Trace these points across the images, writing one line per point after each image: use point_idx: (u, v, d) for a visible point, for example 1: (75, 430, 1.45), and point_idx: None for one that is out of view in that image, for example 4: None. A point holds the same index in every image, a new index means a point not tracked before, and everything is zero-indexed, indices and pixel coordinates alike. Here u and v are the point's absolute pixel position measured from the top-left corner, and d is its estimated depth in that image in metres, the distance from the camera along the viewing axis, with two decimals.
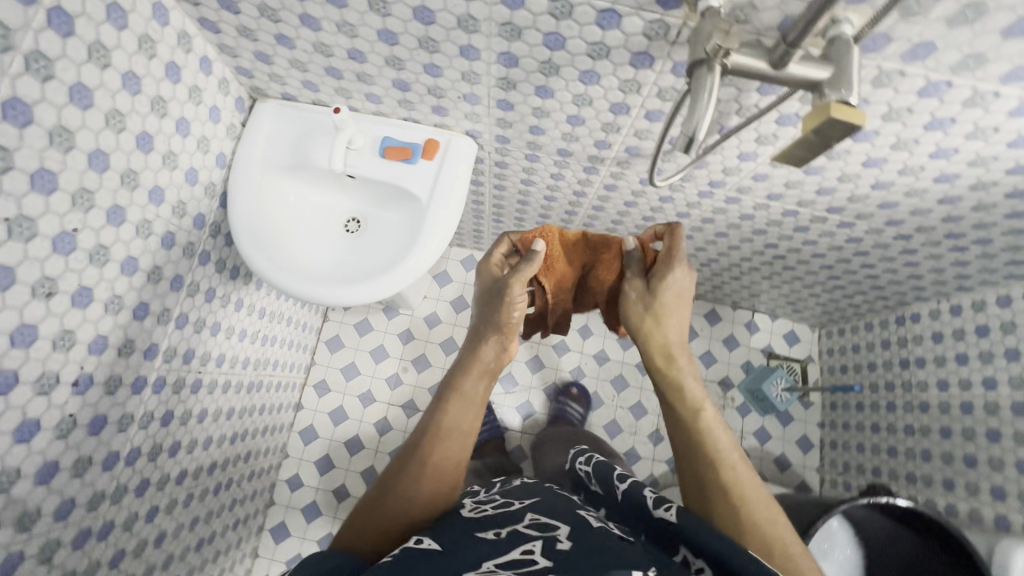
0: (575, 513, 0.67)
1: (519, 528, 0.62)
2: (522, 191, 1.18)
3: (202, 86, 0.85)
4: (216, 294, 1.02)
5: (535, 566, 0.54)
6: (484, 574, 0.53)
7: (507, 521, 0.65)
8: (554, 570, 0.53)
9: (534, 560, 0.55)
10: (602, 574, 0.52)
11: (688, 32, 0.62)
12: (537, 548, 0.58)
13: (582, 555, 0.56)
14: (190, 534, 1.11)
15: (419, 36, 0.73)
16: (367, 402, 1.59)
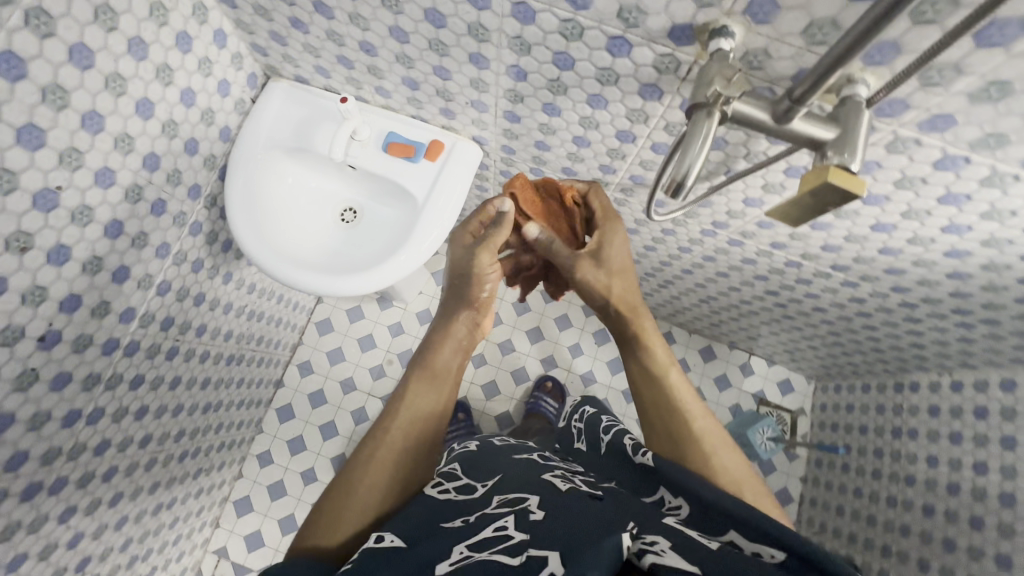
0: (541, 482, 0.68)
1: (488, 511, 0.62)
2: None
3: (214, 59, 0.85)
4: (204, 264, 1.02)
5: (512, 541, 0.55)
6: (461, 560, 0.53)
7: (472, 508, 0.63)
8: (533, 544, 0.54)
9: (510, 535, 0.56)
10: (586, 540, 0.52)
11: (698, 70, 0.60)
12: (510, 523, 0.58)
13: (559, 521, 0.57)
14: (148, 498, 1.12)
15: (429, 37, 0.72)
16: (348, 389, 1.59)
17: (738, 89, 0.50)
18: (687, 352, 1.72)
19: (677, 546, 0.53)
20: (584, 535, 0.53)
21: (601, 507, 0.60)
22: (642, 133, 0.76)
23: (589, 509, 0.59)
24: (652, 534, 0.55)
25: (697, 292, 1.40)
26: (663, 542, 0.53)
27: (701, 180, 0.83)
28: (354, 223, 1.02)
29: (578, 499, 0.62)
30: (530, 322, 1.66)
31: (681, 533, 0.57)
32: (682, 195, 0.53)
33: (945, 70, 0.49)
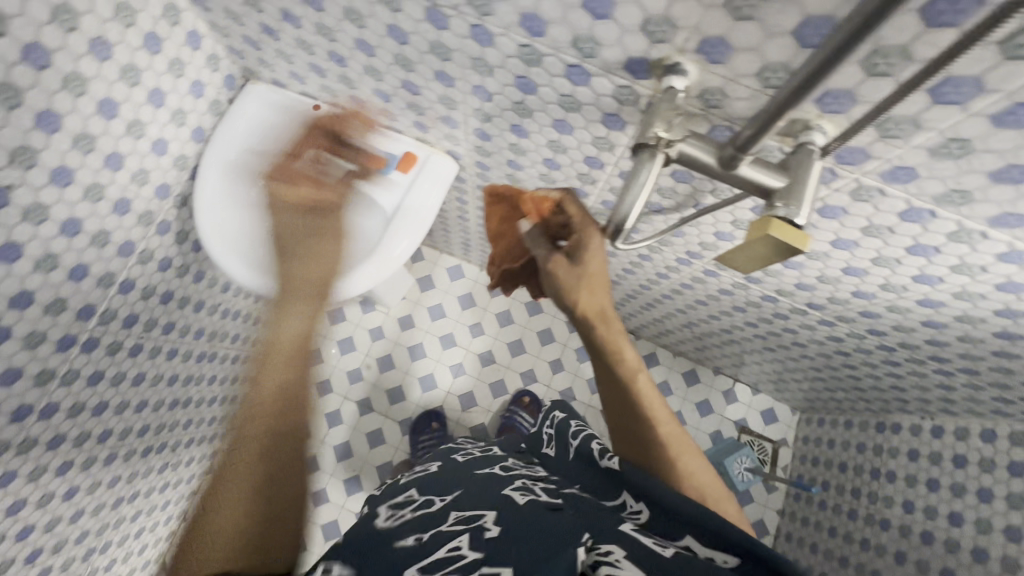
0: (500, 496, 0.63)
1: (443, 528, 0.57)
2: None
3: (186, 60, 0.85)
4: (172, 263, 1.01)
5: (464, 560, 0.51)
6: None
7: (427, 526, 0.58)
8: (488, 563, 0.50)
9: (463, 554, 0.51)
10: (542, 560, 0.48)
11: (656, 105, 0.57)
12: (464, 543, 0.53)
13: (515, 537, 0.52)
14: (108, 492, 1.12)
15: (394, 52, 0.71)
16: (324, 391, 1.58)
17: (679, 132, 0.48)
18: (670, 374, 1.70)
19: (633, 554, 0.50)
20: (540, 553, 0.49)
21: (559, 517, 0.56)
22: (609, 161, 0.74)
23: (546, 521, 0.55)
24: (608, 543, 0.52)
25: (679, 316, 1.37)
26: (618, 551, 0.50)
27: (671, 210, 0.80)
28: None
29: (535, 512, 0.57)
30: (511, 335, 1.64)
31: (639, 541, 0.53)
32: (624, 236, 0.52)
33: (902, 124, 0.47)
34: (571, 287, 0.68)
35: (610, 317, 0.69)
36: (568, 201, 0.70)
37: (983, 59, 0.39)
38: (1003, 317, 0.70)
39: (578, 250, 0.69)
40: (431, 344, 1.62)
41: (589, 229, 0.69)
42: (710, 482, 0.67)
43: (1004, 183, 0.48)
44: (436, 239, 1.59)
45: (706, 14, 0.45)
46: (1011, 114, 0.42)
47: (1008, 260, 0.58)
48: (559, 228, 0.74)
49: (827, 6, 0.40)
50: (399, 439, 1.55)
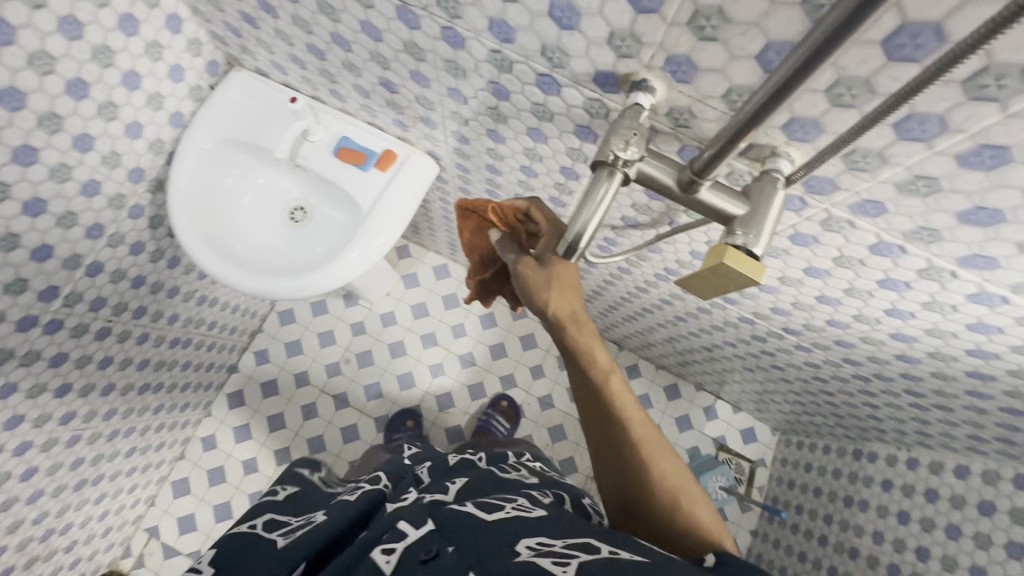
0: (364, 560, 0.52)
1: None
2: None
3: (165, 44, 0.83)
4: (146, 247, 1.00)
5: None
6: None
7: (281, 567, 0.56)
8: None
9: None
10: None
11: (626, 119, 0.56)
12: None
13: None
14: (70, 473, 1.11)
15: (369, 49, 0.69)
16: (301, 382, 1.57)
17: (638, 151, 0.46)
18: (651, 387, 1.68)
19: None
20: None
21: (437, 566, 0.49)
22: (584, 173, 0.72)
23: None
24: None
25: (662, 330, 1.36)
26: None
27: (648, 226, 0.79)
28: (303, 222, 1.00)
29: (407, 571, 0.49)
30: (494, 337, 1.63)
31: (538, 568, 0.45)
32: (578, 254, 0.50)
33: (869, 156, 0.46)
34: (541, 289, 0.66)
35: (582, 319, 0.67)
36: (536, 207, 0.66)
37: (946, 97, 0.37)
38: (975, 356, 0.68)
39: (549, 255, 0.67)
40: (413, 342, 1.61)
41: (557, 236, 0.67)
42: (684, 487, 0.64)
43: (972, 225, 0.47)
44: (423, 237, 1.57)
45: (670, 32, 0.43)
46: (976, 155, 0.40)
47: (977, 301, 0.57)
48: (529, 236, 0.71)
49: (788, 33, 0.38)
50: (374, 436, 1.54)
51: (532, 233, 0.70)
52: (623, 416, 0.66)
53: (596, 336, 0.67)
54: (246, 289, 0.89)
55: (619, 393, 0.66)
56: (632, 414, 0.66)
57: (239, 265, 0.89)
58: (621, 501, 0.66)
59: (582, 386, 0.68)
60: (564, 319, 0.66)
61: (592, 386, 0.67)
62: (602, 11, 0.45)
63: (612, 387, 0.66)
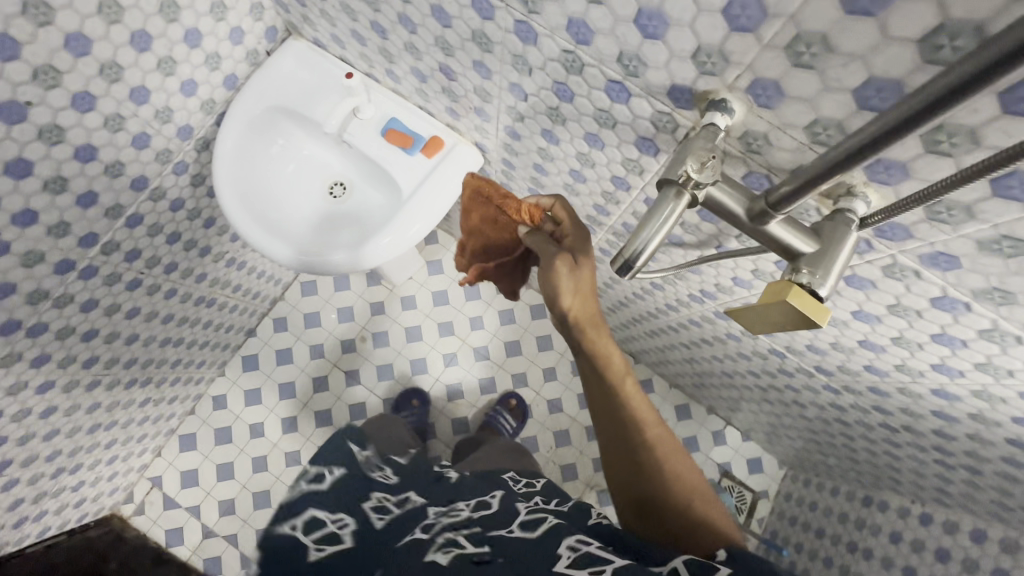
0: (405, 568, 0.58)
1: None
2: None
3: (229, 5, 0.83)
4: (185, 205, 1.00)
5: None
6: None
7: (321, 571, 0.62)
8: None
9: None
10: None
11: None
12: None
13: None
14: (86, 416, 1.13)
15: (435, 34, 0.68)
16: (316, 355, 1.57)
17: (712, 174, 0.44)
18: (662, 405, 1.66)
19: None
20: None
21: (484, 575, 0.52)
22: (636, 185, 0.71)
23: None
24: None
25: (683, 349, 1.33)
26: None
27: (692, 246, 0.77)
28: (339, 198, 0.99)
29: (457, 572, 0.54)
30: (511, 334, 1.62)
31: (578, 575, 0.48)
32: (633, 273, 0.48)
33: (954, 209, 0.43)
34: (564, 288, 0.65)
35: (600, 322, 0.66)
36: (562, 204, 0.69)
37: None
38: (1021, 425, 0.66)
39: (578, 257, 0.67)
40: (430, 329, 1.60)
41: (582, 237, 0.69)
42: (699, 487, 0.62)
43: None
44: (453, 225, 1.56)
45: (763, 55, 0.41)
46: None
47: None
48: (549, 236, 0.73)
49: (895, 71, 0.36)
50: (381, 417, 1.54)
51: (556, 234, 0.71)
52: (636, 418, 0.64)
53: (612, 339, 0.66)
54: (272, 256, 0.89)
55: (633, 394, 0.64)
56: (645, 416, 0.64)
57: (269, 230, 0.90)
58: (633, 502, 0.63)
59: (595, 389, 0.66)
60: (584, 321, 0.65)
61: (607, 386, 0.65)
62: (692, 25, 0.43)
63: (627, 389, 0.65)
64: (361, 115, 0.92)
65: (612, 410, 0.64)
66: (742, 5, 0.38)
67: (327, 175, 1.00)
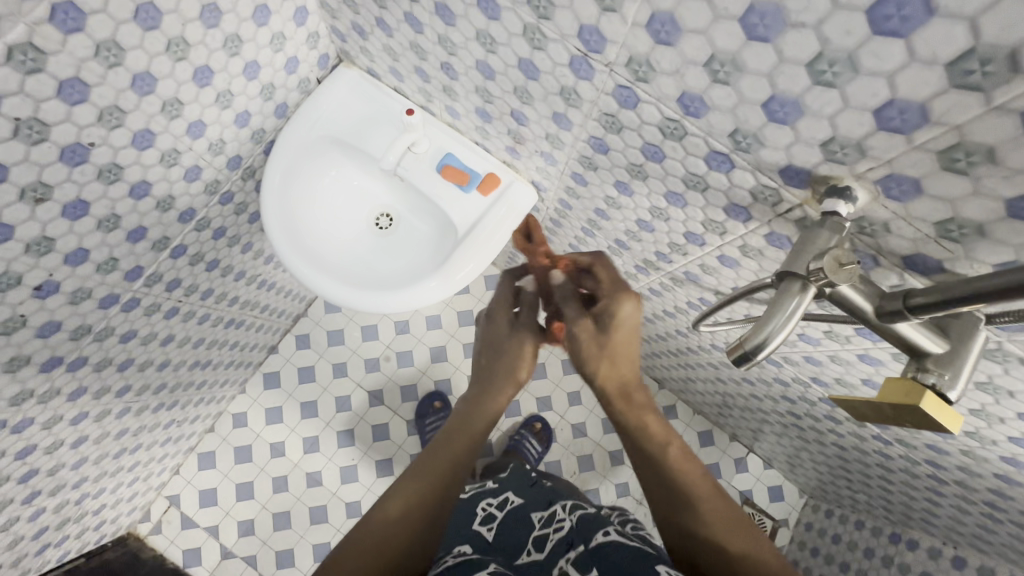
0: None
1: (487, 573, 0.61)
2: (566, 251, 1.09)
3: (289, 36, 0.80)
4: (226, 232, 0.97)
5: None
6: None
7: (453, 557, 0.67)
8: None
9: None
10: None
11: (799, 214, 0.53)
12: None
13: None
14: (113, 443, 1.11)
15: (516, 82, 0.66)
16: (338, 373, 1.55)
17: (850, 274, 0.42)
18: (685, 430, 1.66)
19: None
20: None
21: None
22: (713, 242, 0.69)
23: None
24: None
25: (716, 381, 1.33)
26: None
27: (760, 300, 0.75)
28: (385, 227, 0.98)
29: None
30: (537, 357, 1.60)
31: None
32: (749, 363, 0.45)
33: None
34: (590, 358, 0.65)
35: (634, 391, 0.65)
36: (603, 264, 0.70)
37: None
38: None
39: (606, 320, 0.66)
40: (455, 350, 1.58)
41: (612, 289, 0.68)
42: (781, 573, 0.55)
43: None
44: None
45: (909, 154, 0.40)
46: None
47: None
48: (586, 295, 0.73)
49: None
50: (403, 438, 1.52)
51: (590, 290, 0.72)
52: (686, 491, 0.59)
53: (648, 407, 0.64)
54: (320, 293, 0.86)
55: (677, 464, 0.60)
56: (698, 488, 0.59)
57: (319, 265, 0.87)
58: None
59: (638, 463, 0.63)
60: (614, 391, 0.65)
61: (648, 458, 0.62)
62: (832, 118, 0.41)
63: (670, 458, 0.61)
64: (415, 150, 0.90)
65: (656, 483, 0.61)
66: (901, 108, 0.37)
67: (370, 203, 0.97)
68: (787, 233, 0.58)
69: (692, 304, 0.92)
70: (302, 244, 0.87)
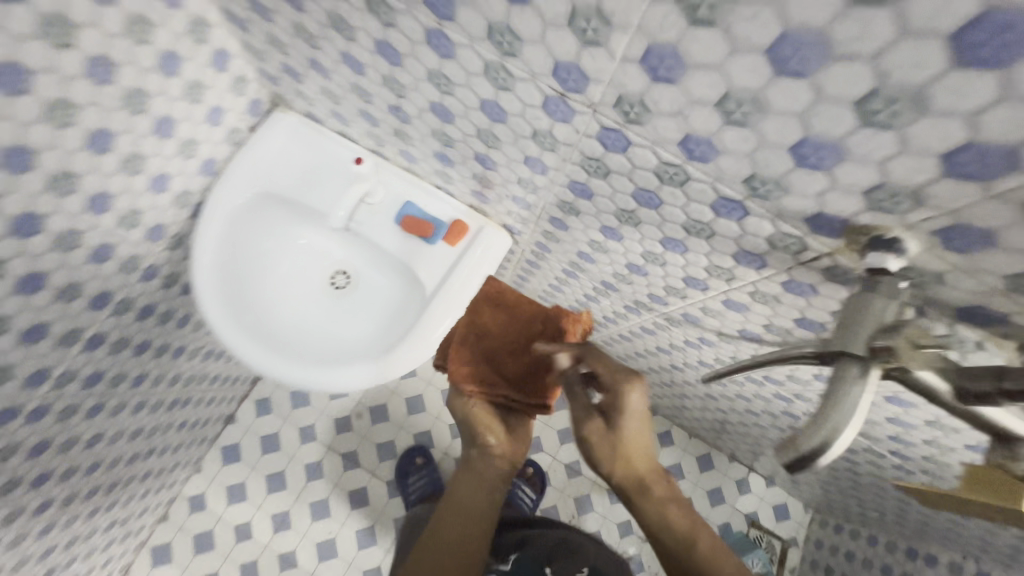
0: None
1: None
2: (546, 292, 1.00)
3: (208, 84, 0.68)
4: (155, 309, 0.84)
5: None
6: None
7: None
8: None
9: None
10: None
11: (828, 262, 0.45)
12: None
13: None
14: (38, 564, 0.94)
15: (479, 126, 0.57)
16: (306, 438, 1.41)
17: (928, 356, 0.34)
18: (682, 456, 1.59)
19: None
20: None
21: None
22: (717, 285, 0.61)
23: None
24: None
25: (713, 408, 1.26)
26: None
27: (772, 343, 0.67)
28: (337, 286, 0.86)
29: None
30: None
31: None
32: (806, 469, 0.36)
33: None
34: (602, 459, 0.63)
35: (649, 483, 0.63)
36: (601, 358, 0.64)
37: None
38: None
39: (615, 415, 0.63)
40: (433, 397, 1.46)
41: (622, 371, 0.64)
42: None
43: None
44: None
45: (982, 203, 0.32)
46: None
47: None
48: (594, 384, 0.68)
49: None
50: (385, 502, 1.38)
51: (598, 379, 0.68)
52: None
53: (665, 495, 0.62)
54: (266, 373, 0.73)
55: (705, 556, 0.57)
56: None
57: (263, 340, 0.74)
58: None
59: (666, 560, 0.59)
60: (629, 487, 0.63)
61: (674, 552, 0.59)
62: (883, 163, 0.33)
63: (697, 552, 0.58)
64: (370, 201, 0.80)
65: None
66: (980, 153, 0.29)
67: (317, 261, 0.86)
68: (809, 280, 0.50)
69: (691, 343, 0.84)
70: (242, 317, 0.75)
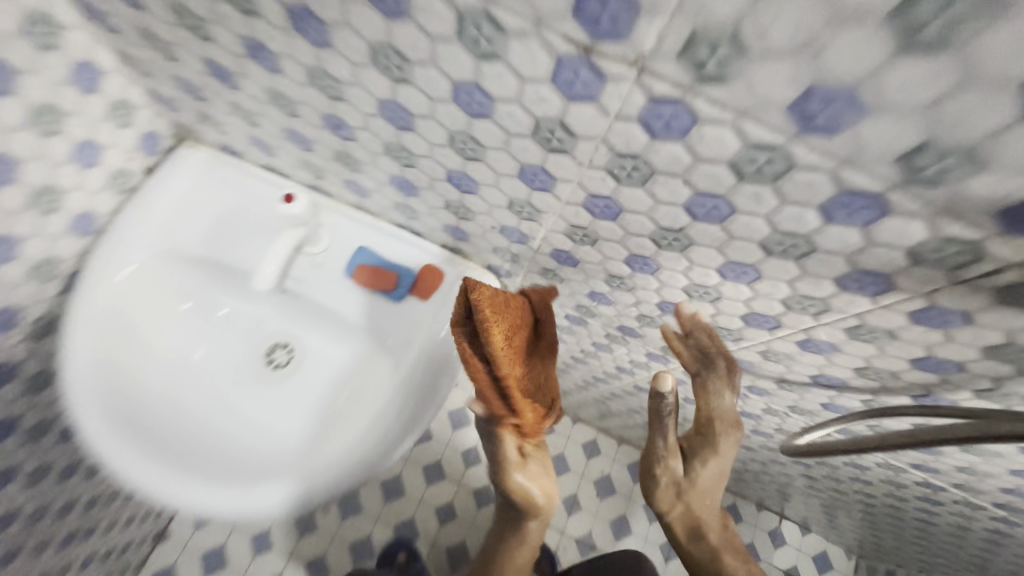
0: None
1: None
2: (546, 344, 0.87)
3: (68, 108, 0.55)
4: (15, 425, 0.69)
5: None
6: None
7: None
8: None
9: None
10: None
11: (942, 257, 0.33)
12: None
13: None
14: None
15: (449, 126, 0.46)
16: (261, 547, 1.18)
17: None
18: None
19: None
20: None
21: None
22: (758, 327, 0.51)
23: None
24: None
25: (737, 464, 1.11)
26: None
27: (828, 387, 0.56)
28: (281, 371, 0.72)
29: None
30: None
31: None
32: None
33: None
34: (666, 499, 0.60)
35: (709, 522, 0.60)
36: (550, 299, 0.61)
37: None
38: None
39: (698, 458, 0.59)
40: (413, 476, 1.25)
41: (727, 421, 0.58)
42: None
43: None
44: None
45: None
46: None
47: None
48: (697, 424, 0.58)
49: None
50: None
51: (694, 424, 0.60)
52: None
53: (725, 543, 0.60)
54: (173, 508, 0.60)
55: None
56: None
57: (158, 450, 0.62)
58: None
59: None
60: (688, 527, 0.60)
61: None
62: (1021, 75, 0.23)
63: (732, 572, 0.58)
64: (312, 252, 0.65)
65: None
66: None
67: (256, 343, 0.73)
68: (907, 293, 0.38)
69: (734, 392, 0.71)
70: (149, 435, 0.63)
